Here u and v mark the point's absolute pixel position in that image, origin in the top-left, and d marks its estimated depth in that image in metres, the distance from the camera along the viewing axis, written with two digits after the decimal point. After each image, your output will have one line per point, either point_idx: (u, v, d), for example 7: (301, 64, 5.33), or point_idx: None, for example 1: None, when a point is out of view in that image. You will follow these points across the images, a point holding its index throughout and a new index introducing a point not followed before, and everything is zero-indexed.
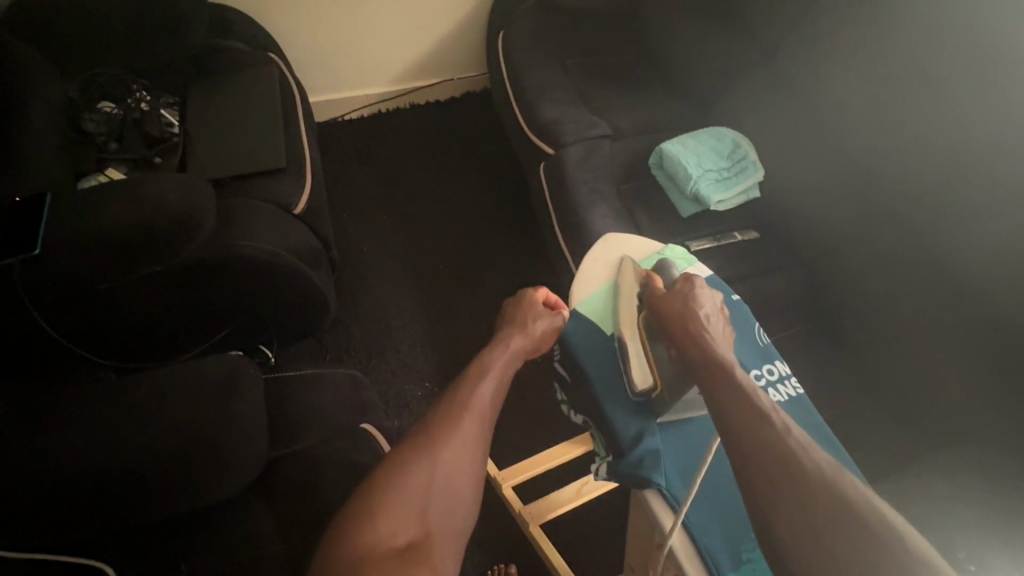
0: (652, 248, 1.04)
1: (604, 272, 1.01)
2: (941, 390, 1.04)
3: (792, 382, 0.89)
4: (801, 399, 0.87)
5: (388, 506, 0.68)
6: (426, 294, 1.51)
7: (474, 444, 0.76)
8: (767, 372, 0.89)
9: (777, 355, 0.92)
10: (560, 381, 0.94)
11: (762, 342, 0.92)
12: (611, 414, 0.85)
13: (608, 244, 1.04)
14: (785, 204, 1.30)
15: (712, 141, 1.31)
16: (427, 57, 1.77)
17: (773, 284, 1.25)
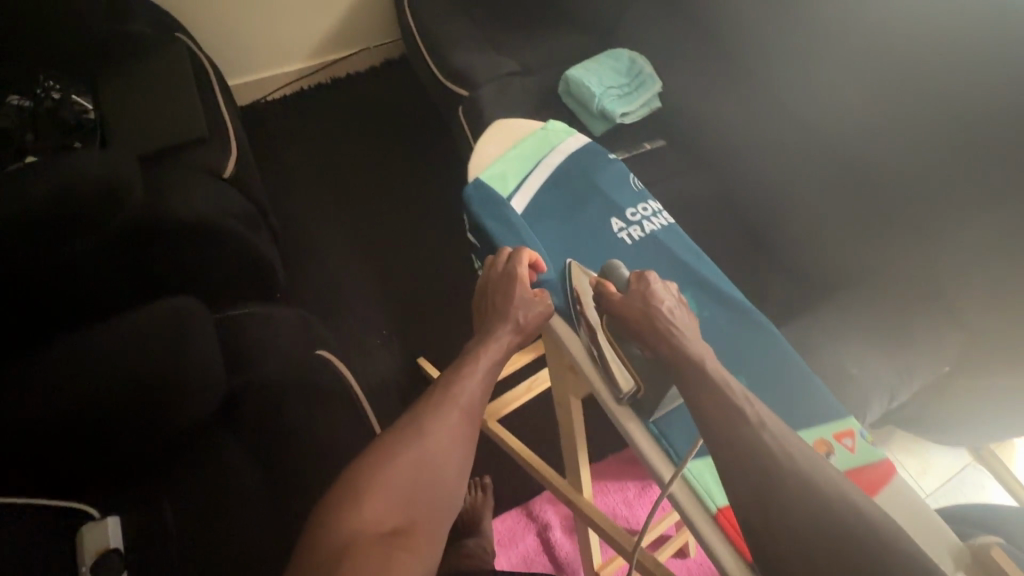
0: (531, 130, 1.04)
1: (475, 173, 0.99)
2: (838, 247, 1.17)
3: (664, 217, 0.94)
4: (674, 228, 0.92)
5: (373, 491, 0.65)
6: (371, 249, 1.57)
7: (460, 435, 0.73)
8: (642, 210, 0.94)
9: (652, 197, 0.97)
10: (474, 251, 0.98)
11: (637, 188, 0.98)
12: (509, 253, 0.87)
13: (474, 154, 1.02)
14: (684, 113, 1.41)
15: (611, 62, 1.41)
16: (337, 29, 1.81)
17: (682, 184, 1.36)
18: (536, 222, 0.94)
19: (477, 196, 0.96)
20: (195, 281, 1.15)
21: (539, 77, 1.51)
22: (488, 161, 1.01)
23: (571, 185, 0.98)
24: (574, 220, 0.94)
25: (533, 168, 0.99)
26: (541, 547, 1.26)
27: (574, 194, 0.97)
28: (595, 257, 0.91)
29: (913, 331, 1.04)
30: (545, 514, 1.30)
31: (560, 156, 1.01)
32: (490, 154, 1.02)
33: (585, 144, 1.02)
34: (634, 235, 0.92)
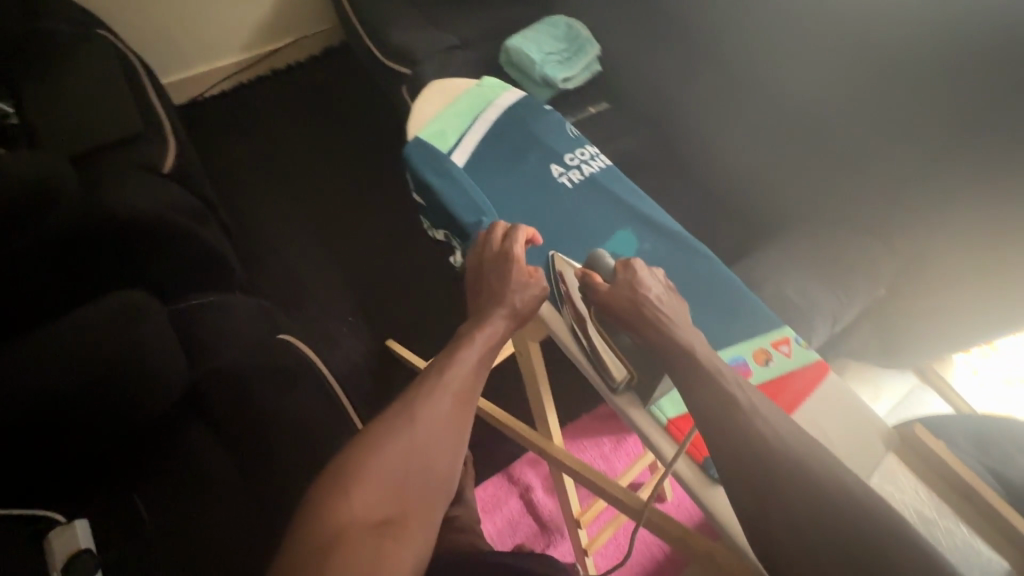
0: (464, 86, 0.99)
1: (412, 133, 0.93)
2: (778, 189, 1.22)
3: (600, 159, 0.94)
4: (612, 169, 0.92)
5: (360, 482, 0.58)
6: (328, 238, 1.55)
7: (453, 421, 0.65)
8: (579, 154, 0.94)
9: (589, 142, 0.96)
10: (420, 211, 0.91)
11: (573, 133, 0.96)
12: (457, 211, 0.83)
13: (411, 114, 0.96)
14: (623, 74, 1.44)
15: (549, 29, 1.42)
16: (270, 17, 1.76)
17: (628, 143, 1.39)
18: (477, 172, 0.91)
19: (418, 155, 0.89)
20: (142, 277, 1.12)
21: (479, 51, 1.51)
22: (424, 120, 0.95)
23: (509, 135, 0.95)
24: (513, 167, 0.92)
25: (470, 123, 0.94)
26: (525, 508, 1.28)
27: (512, 142, 0.94)
28: (536, 200, 0.89)
29: (851, 259, 1.10)
30: (525, 475, 1.31)
31: (499, 110, 0.96)
32: (426, 112, 0.96)
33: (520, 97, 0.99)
34: (574, 179, 0.91)
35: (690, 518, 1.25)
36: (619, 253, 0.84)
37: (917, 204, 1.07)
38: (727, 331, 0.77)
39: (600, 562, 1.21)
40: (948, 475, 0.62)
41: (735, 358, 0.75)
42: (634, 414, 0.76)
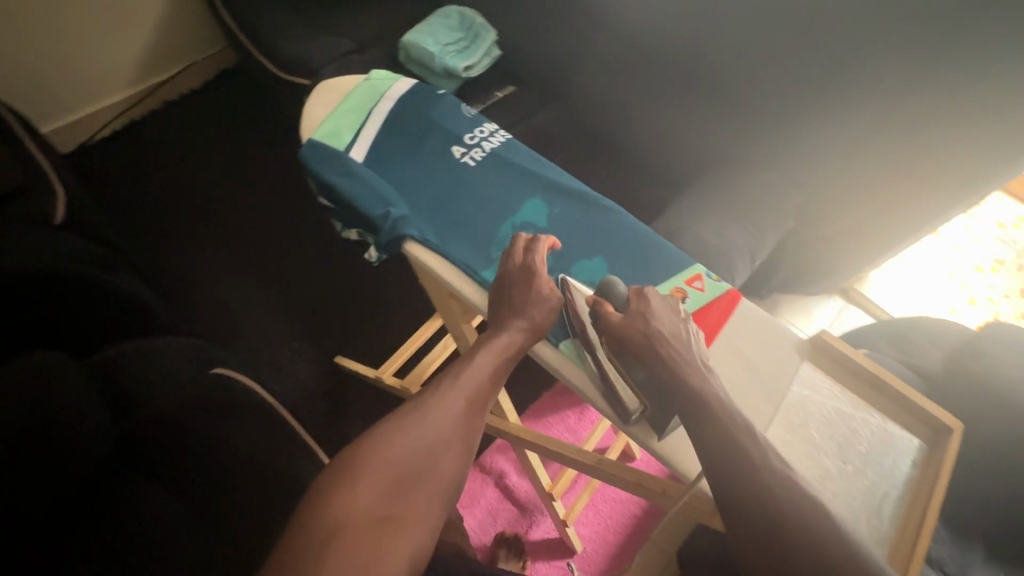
0: (352, 84, 0.97)
1: (304, 139, 0.90)
2: (686, 141, 1.26)
3: (500, 134, 0.91)
4: (512, 142, 0.90)
5: (363, 473, 0.57)
6: (254, 266, 1.49)
7: (459, 426, 0.64)
8: (479, 132, 0.91)
9: (487, 119, 0.94)
10: (329, 213, 0.87)
11: (469, 113, 0.94)
12: (363, 205, 0.80)
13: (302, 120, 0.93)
14: (522, 55, 1.45)
15: (442, 20, 1.42)
16: (153, 47, 1.66)
17: (541, 119, 1.41)
18: (379, 165, 0.87)
19: (314, 158, 0.86)
20: (50, 321, 1.03)
21: (378, 51, 1.48)
22: (315, 123, 0.92)
23: (406, 126, 0.91)
24: (412, 154, 0.88)
25: (366, 119, 0.92)
26: (502, 495, 1.28)
27: (409, 130, 0.91)
28: (442, 183, 0.85)
29: (763, 196, 1.16)
30: (497, 463, 1.32)
31: (391, 101, 0.94)
32: (317, 116, 0.93)
33: (411, 85, 0.96)
34: (476, 156, 0.88)
35: (661, 470, 1.29)
36: (533, 222, 0.82)
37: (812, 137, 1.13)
38: (646, 279, 0.78)
39: (583, 531, 1.24)
40: (858, 373, 0.68)
41: None
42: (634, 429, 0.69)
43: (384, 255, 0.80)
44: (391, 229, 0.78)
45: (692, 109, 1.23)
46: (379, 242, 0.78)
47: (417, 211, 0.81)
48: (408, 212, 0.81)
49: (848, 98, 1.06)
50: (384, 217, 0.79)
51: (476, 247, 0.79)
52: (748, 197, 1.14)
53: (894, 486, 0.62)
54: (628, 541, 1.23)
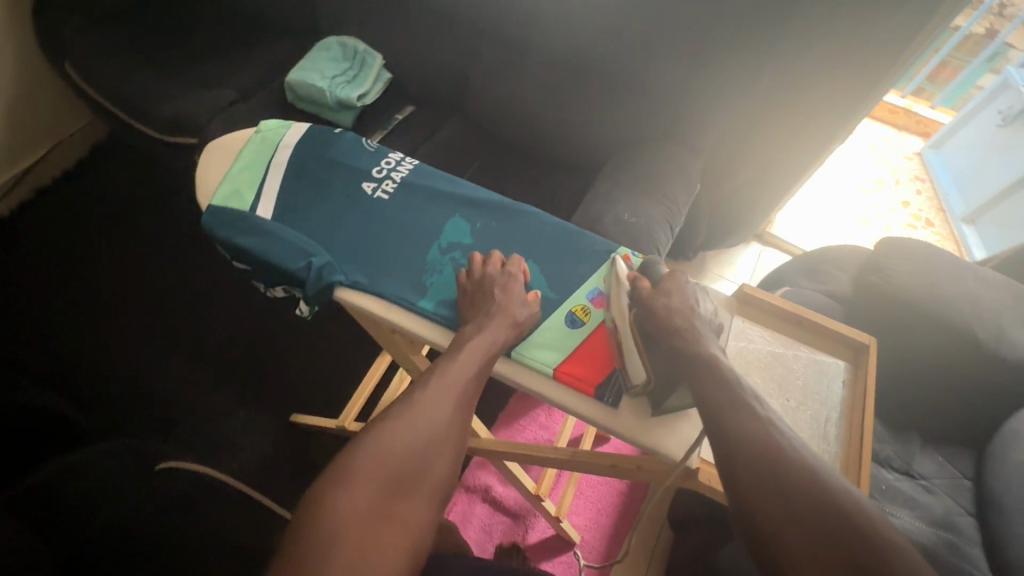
0: (244, 140, 0.93)
1: (203, 208, 0.85)
2: (587, 129, 1.30)
3: (407, 161, 0.91)
4: (420, 167, 0.90)
5: (360, 475, 0.56)
6: (182, 344, 1.39)
7: (452, 425, 0.63)
8: (386, 164, 0.91)
9: (391, 150, 0.94)
10: (248, 277, 0.83)
11: (371, 147, 0.93)
12: (282, 260, 0.77)
13: (196, 190, 0.88)
14: (412, 75, 1.45)
15: (324, 53, 1.39)
16: (7, 135, 1.50)
17: (447, 134, 1.41)
18: (289, 216, 0.83)
19: (218, 224, 0.82)
20: None
21: (263, 96, 1.42)
22: (211, 190, 0.87)
23: (310, 173, 0.89)
24: (322, 199, 0.86)
25: (267, 171, 0.89)
26: (492, 509, 1.28)
27: (314, 175, 0.89)
28: (359, 220, 0.83)
29: (671, 166, 1.22)
30: (479, 479, 1.31)
31: (287, 152, 0.91)
32: (212, 182, 0.88)
33: (305, 129, 0.94)
34: (388, 188, 0.87)
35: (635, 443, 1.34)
36: (458, 240, 0.82)
37: (703, 103, 1.20)
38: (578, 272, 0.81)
39: (578, 522, 1.26)
40: (784, 315, 0.74)
41: (591, 291, 0.80)
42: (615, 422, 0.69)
43: (316, 306, 0.77)
44: (317, 278, 0.76)
45: (587, 98, 1.27)
46: (306, 293, 0.75)
47: (340, 255, 0.79)
48: (329, 258, 0.78)
49: (724, 61, 1.13)
50: (306, 267, 0.76)
51: (407, 278, 0.77)
52: (657, 171, 1.20)
53: (834, 409, 0.68)
54: (621, 519, 1.27)
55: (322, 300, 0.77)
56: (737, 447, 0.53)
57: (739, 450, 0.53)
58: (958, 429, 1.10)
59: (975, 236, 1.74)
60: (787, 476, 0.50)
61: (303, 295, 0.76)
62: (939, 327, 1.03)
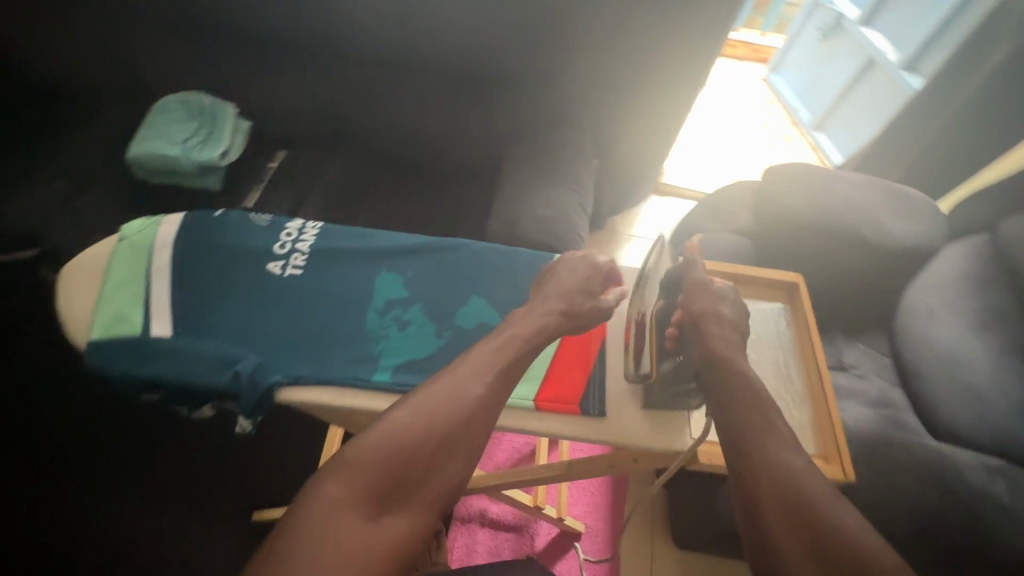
0: (107, 251, 0.79)
1: (83, 345, 0.72)
2: (475, 132, 1.28)
3: (309, 227, 0.83)
4: (327, 229, 0.83)
5: (361, 467, 0.51)
6: (76, 482, 1.14)
7: (478, 422, 0.57)
8: (286, 236, 0.82)
9: (286, 217, 0.85)
10: (164, 405, 0.72)
11: (264, 220, 0.83)
12: (203, 374, 0.68)
13: (66, 325, 0.74)
14: (273, 116, 1.33)
15: (165, 116, 1.23)
16: None
17: (331, 168, 1.31)
18: (193, 327, 0.73)
19: (107, 360, 0.70)
20: None
21: (105, 179, 1.23)
22: (85, 321, 0.74)
23: (203, 269, 0.78)
24: (229, 295, 0.76)
25: (149, 282, 0.76)
26: (493, 530, 1.26)
27: (209, 273, 0.78)
28: (279, 308, 0.75)
29: (567, 148, 1.23)
30: (472, 506, 1.28)
31: (167, 252, 0.79)
32: (83, 311, 0.75)
33: (179, 221, 0.82)
34: (299, 263, 0.79)
35: None
36: (394, 296, 0.77)
37: (580, 80, 1.22)
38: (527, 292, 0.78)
39: (578, 514, 1.27)
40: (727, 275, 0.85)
41: None
42: (614, 431, 0.70)
43: (258, 416, 0.68)
44: (251, 386, 0.67)
45: (467, 100, 1.25)
46: (244, 407, 0.66)
47: (271, 352, 0.71)
48: (257, 359, 0.69)
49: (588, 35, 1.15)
50: (232, 378, 0.68)
51: (352, 354, 0.71)
52: (555, 156, 1.20)
53: (784, 345, 0.80)
54: (615, 496, 1.30)
55: (264, 408, 0.68)
56: (748, 449, 0.52)
57: (755, 473, 0.50)
58: (867, 317, 1.24)
59: (827, 139, 1.95)
60: (806, 496, 0.47)
61: (241, 408, 0.68)
62: (833, 234, 1.14)
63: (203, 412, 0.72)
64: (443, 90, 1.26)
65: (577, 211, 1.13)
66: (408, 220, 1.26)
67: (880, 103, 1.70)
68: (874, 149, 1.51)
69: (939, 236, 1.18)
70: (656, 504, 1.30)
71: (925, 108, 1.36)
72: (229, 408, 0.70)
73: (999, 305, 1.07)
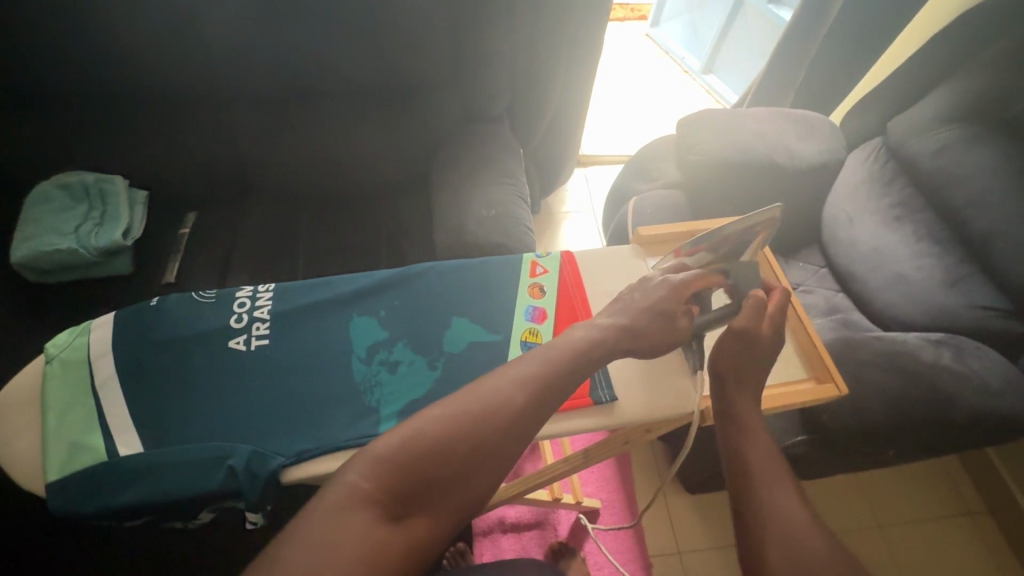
0: (38, 377, 0.70)
1: (42, 488, 0.64)
2: (397, 149, 1.23)
3: (262, 291, 0.77)
4: (283, 288, 0.77)
5: (391, 465, 0.49)
6: None
7: (521, 421, 0.53)
8: (241, 307, 0.76)
9: (233, 287, 0.78)
10: (158, 522, 0.66)
11: (210, 296, 0.77)
12: (194, 480, 0.63)
13: (14, 471, 0.65)
14: (171, 179, 1.22)
15: (46, 205, 1.09)
16: None
17: (251, 219, 1.22)
18: (168, 434, 0.66)
19: (77, 497, 0.62)
20: None
21: None
22: (35, 461, 0.65)
23: (158, 368, 0.71)
24: (196, 386, 0.70)
25: (99, 398, 0.69)
26: (516, 533, 1.25)
27: (165, 370, 0.71)
28: (255, 386, 0.69)
29: (494, 144, 1.22)
30: (488, 516, 1.27)
31: (110, 360, 0.72)
32: (31, 450, 0.66)
33: (113, 321, 0.74)
34: (263, 331, 0.74)
35: None
36: (375, 340, 0.73)
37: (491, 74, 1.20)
38: (506, 298, 0.77)
39: (592, 491, 1.29)
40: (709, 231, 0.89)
41: (527, 311, 0.76)
42: (630, 414, 0.72)
43: (267, 507, 0.64)
44: (252, 477, 0.63)
45: (379, 118, 1.21)
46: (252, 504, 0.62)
47: (260, 434, 0.66)
48: (249, 446, 0.64)
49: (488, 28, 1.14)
50: (226, 476, 0.63)
51: (349, 412, 0.68)
52: (484, 156, 1.18)
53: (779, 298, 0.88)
54: (621, 464, 1.34)
55: (272, 497, 0.64)
56: None
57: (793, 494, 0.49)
58: (799, 235, 1.33)
59: (718, 81, 2.06)
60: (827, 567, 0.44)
61: (246, 503, 0.63)
62: (758, 171, 1.21)
63: (205, 517, 0.67)
64: (352, 114, 1.20)
65: (518, 204, 1.13)
66: (348, 253, 1.20)
67: (758, 38, 1.82)
68: (765, 81, 1.62)
69: (842, 150, 1.30)
70: (658, 459, 1.35)
71: (802, 36, 1.47)
72: (234, 505, 0.66)
73: (904, 198, 1.17)
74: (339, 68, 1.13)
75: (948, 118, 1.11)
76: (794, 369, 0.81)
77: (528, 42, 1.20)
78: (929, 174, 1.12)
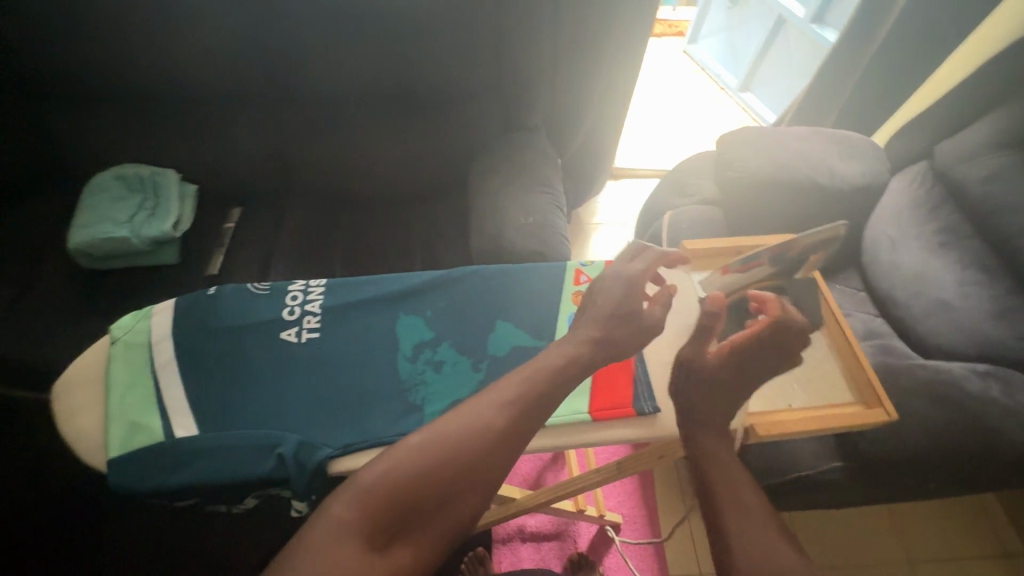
0: (101, 357, 0.73)
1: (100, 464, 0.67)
2: (436, 156, 1.26)
3: (313, 286, 0.79)
4: (333, 284, 0.79)
5: (372, 496, 0.49)
6: None
7: (503, 443, 0.53)
8: (293, 300, 0.78)
9: (286, 280, 0.81)
10: (205, 505, 0.68)
11: (263, 288, 0.79)
12: (241, 467, 0.64)
13: (75, 446, 0.68)
14: (219, 175, 1.26)
15: (103, 195, 1.14)
16: None
17: (291, 216, 1.26)
18: (221, 420, 0.68)
19: (132, 477, 0.64)
20: None
21: (48, 278, 1.13)
22: (95, 437, 0.68)
23: (213, 355, 0.73)
24: (248, 375, 0.72)
25: (157, 381, 0.71)
26: (535, 543, 1.25)
27: (219, 358, 0.73)
28: (305, 378, 0.71)
29: (532, 152, 1.23)
30: (508, 524, 1.26)
31: (167, 344, 0.74)
32: (90, 426, 0.69)
33: (172, 307, 0.77)
34: (314, 325, 0.76)
35: None
36: (421, 339, 0.75)
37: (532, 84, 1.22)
38: (549, 305, 0.78)
39: (614, 505, 1.28)
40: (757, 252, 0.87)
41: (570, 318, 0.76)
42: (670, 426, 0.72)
43: (312, 497, 0.65)
44: (298, 467, 0.64)
45: (421, 124, 1.23)
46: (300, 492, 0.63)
47: (307, 425, 0.67)
48: (298, 436, 0.66)
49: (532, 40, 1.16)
50: (274, 463, 0.64)
51: (394, 408, 0.69)
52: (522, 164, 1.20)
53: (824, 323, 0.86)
54: (644, 480, 1.33)
55: (317, 487, 0.65)
56: None
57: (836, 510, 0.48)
58: (837, 257, 1.31)
59: (755, 99, 2.05)
60: None
61: (292, 491, 0.65)
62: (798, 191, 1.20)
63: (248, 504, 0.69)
64: (395, 120, 1.23)
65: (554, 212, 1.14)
66: (383, 254, 1.23)
67: (798, 58, 1.81)
68: (807, 101, 1.60)
69: (886, 172, 1.27)
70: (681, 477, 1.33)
71: (847, 57, 1.46)
72: (280, 493, 0.67)
73: (949, 224, 1.14)
74: (386, 75, 1.17)
75: (999, 145, 1.09)
76: (840, 393, 0.79)
77: (570, 55, 1.21)
78: (977, 201, 1.09)
